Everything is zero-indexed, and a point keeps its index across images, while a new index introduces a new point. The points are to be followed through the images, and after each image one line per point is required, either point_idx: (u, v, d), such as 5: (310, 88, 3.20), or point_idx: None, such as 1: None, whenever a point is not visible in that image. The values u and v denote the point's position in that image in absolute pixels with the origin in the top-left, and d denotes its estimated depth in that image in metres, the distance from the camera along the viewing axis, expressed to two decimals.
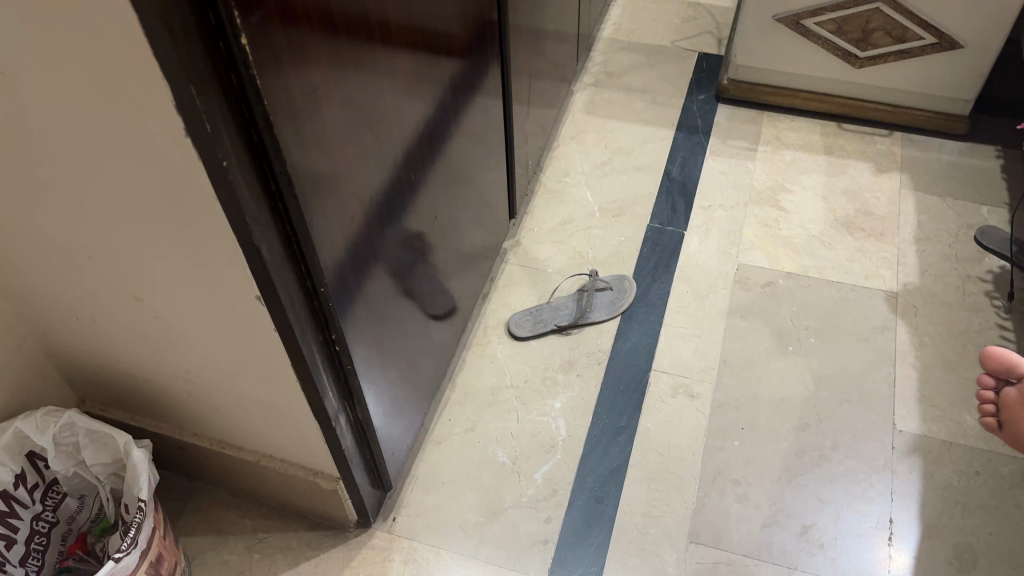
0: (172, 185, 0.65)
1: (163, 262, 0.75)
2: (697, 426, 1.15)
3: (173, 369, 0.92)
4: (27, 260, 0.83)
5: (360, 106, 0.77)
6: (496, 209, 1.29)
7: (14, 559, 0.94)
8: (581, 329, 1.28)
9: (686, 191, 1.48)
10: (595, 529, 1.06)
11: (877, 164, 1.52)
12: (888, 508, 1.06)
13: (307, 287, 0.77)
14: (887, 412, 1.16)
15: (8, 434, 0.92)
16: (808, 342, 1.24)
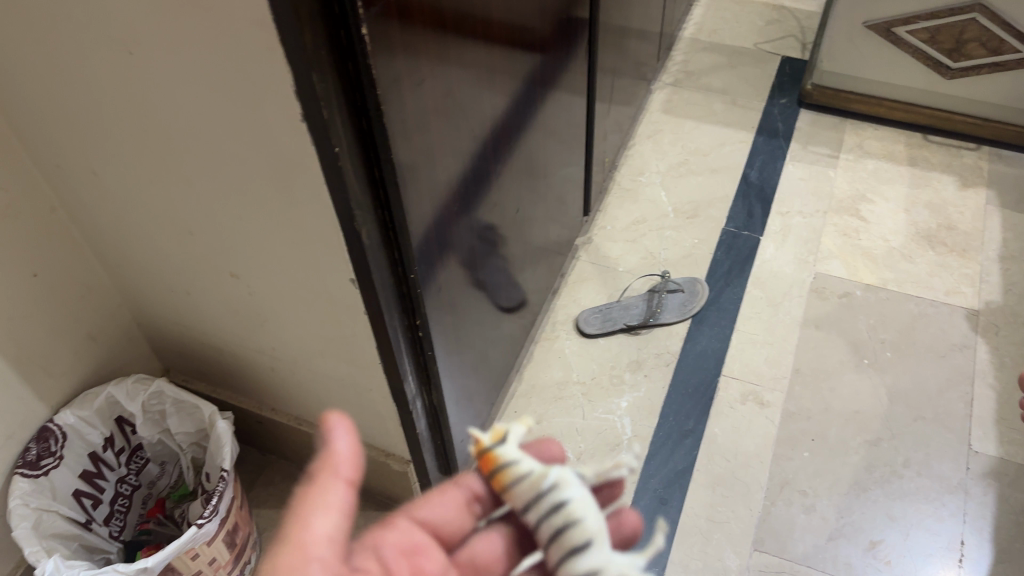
0: (282, 167, 0.67)
1: (265, 241, 0.78)
2: (766, 434, 1.14)
3: (260, 344, 0.96)
4: (132, 233, 0.86)
5: (458, 99, 0.78)
6: (572, 205, 1.30)
7: (100, 518, 0.98)
8: (651, 330, 1.28)
9: (764, 196, 1.47)
10: (657, 530, 1.06)
11: (961, 178, 1.48)
12: (960, 530, 1.04)
13: (398, 273, 0.78)
14: (963, 432, 1.14)
15: (101, 398, 0.95)
16: (883, 356, 1.23)
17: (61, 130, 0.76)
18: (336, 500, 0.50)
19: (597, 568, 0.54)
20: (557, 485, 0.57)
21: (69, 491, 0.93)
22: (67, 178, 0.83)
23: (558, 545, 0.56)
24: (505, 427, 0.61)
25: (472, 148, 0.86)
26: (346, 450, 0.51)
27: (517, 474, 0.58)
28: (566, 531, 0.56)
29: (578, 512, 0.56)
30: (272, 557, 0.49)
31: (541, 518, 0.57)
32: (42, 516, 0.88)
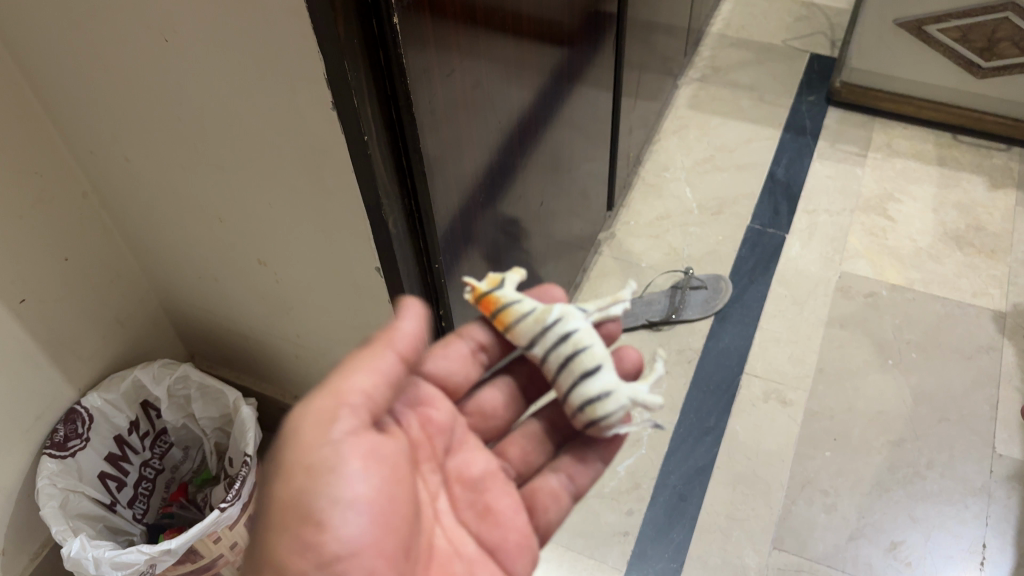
0: (312, 156, 0.68)
1: (292, 228, 0.78)
2: (788, 433, 1.14)
3: (286, 331, 0.97)
4: (161, 219, 0.87)
5: (487, 90, 0.78)
6: (596, 200, 1.30)
7: (124, 501, 0.99)
8: (674, 326, 1.27)
9: (791, 194, 1.46)
10: (676, 527, 1.06)
11: (991, 179, 1.47)
12: (982, 532, 1.04)
13: (423, 262, 0.79)
14: (988, 434, 1.13)
15: (128, 381, 0.96)
16: (908, 356, 1.21)
17: (94, 115, 0.77)
18: (388, 366, 0.52)
19: (608, 389, 0.58)
20: (561, 320, 0.60)
21: (95, 472, 0.95)
22: (100, 164, 0.84)
23: (565, 372, 0.59)
24: (502, 275, 0.63)
25: (499, 140, 0.86)
26: (406, 324, 0.53)
27: (519, 314, 0.61)
28: (572, 358, 0.59)
29: (585, 342, 0.59)
30: (314, 401, 0.50)
31: (546, 353, 0.60)
32: (69, 496, 0.90)
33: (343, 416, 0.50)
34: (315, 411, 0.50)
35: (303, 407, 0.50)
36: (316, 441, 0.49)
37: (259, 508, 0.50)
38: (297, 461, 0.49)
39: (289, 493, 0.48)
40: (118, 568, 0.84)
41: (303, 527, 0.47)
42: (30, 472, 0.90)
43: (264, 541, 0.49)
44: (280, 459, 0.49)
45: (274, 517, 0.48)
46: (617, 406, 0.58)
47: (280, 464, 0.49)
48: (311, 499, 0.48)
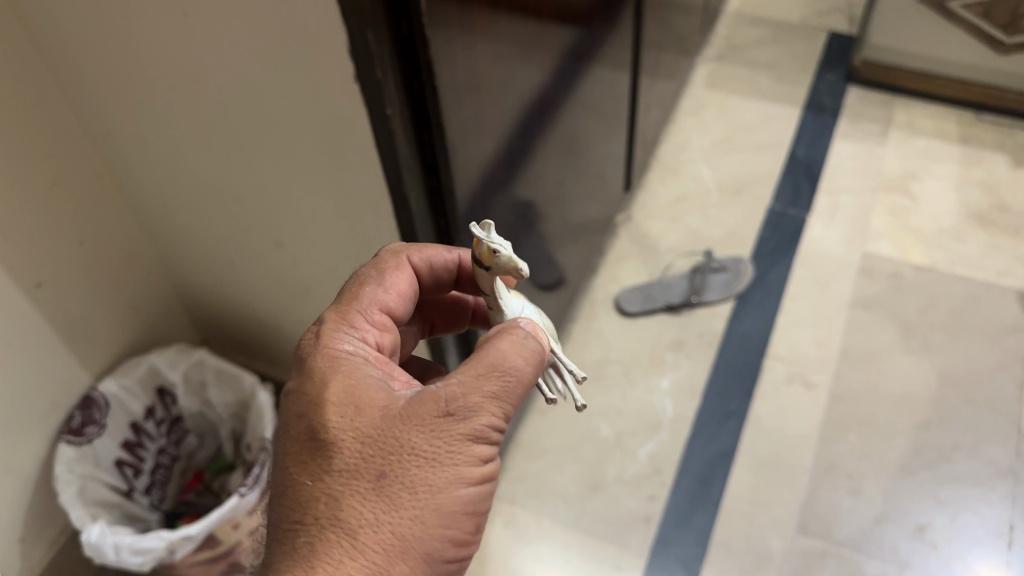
0: (333, 131, 0.66)
1: (311, 207, 0.76)
2: (812, 417, 1.12)
3: (301, 315, 0.96)
4: (176, 201, 0.86)
5: (507, 65, 0.76)
6: (613, 181, 1.28)
7: (141, 488, 0.98)
8: (693, 309, 1.25)
9: (811, 174, 1.44)
10: (699, 512, 1.04)
11: (1014, 157, 1.44)
12: (1009, 514, 1.02)
13: (444, 242, 0.77)
14: (1015, 415, 1.11)
15: (143, 367, 0.95)
16: (933, 337, 1.19)
17: (107, 92, 0.75)
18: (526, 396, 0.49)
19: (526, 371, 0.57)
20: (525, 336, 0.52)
21: (111, 459, 0.94)
22: (115, 143, 0.82)
23: None
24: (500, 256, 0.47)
25: (518, 120, 0.84)
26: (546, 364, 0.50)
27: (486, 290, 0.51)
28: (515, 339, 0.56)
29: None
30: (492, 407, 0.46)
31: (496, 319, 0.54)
32: (87, 484, 0.90)
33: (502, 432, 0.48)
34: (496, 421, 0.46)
35: (484, 413, 0.46)
36: (489, 452, 0.46)
37: (423, 487, 0.44)
38: (476, 471, 0.46)
39: (463, 500, 0.45)
40: (138, 554, 0.84)
41: (464, 531, 0.46)
42: (46, 460, 0.89)
43: (427, 524, 0.44)
44: (463, 457, 0.45)
45: (443, 508, 0.44)
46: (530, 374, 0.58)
47: (461, 461, 0.45)
48: (477, 509, 0.46)
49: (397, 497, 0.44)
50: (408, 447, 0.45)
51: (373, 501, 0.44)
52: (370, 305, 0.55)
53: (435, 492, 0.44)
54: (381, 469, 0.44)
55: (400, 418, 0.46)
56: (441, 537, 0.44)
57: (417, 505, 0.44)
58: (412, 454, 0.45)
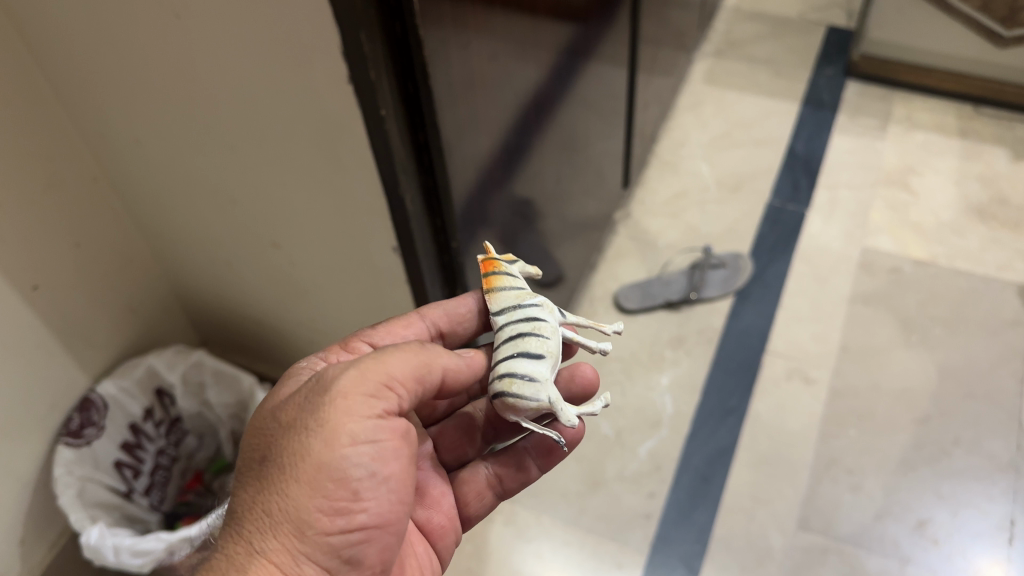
0: (328, 132, 0.66)
1: (307, 208, 0.76)
2: (812, 413, 1.12)
3: (299, 316, 0.96)
4: (172, 203, 0.86)
5: (502, 64, 0.75)
6: (611, 178, 1.27)
7: (140, 488, 0.98)
8: (693, 305, 1.25)
9: (810, 169, 1.43)
10: (699, 509, 1.04)
11: (1014, 151, 1.43)
12: (1010, 509, 1.02)
13: (440, 241, 0.76)
14: (1015, 409, 1.10)
15: (141, 368, 0.95)
16: (933, 332, 1.19)
17: (101, 94, 0.75)
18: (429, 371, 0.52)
19: (536, 374, 0.51)
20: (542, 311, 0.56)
21: (110, 461, 0.94)
22: (110, 146, 0.82)
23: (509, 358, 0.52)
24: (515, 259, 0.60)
25: (515, 118, 0.84)
26: (467, 364, 0.56)
27: (506, 285, 0.57)
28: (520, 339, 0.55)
29: (545, 328, 0.54)
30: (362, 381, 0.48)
31: (504, 326, 0.55)
32: (86, 485, 0.90)
33: (385, 403, 0.49)
34: (362, 384, 0.48)
35: (354, 382, 0.48)
36: (364, 422, 0.47)
37: (289, 461, 0.47)
38: (346, 435, 0.47)
39: (331, 469, 0.46)
40: (137, 556, 0.85)
41: (337, 503, 0.47)
42: (45, 462, 0.89)
43: (291, 497, 0.46)
44: (328, 427, 0.47)
45: (308, 478, 0.46)
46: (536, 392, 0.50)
47: (326, 428, 0.47)
48: (353, 479, 0.47)
49: (268, 477, 0.47)
50: (284, 426, 0.48)
51: (252, 487, 0.48)
52: (358, 340, 0.59)
53: (297, 463, 0.47)
54: (263, 457, 0.49)
55: (287, 406, 0.50)
56: (309, 507, 0.46)
57: (282, 480, 0.47)
58: (285, 436, 0.48)
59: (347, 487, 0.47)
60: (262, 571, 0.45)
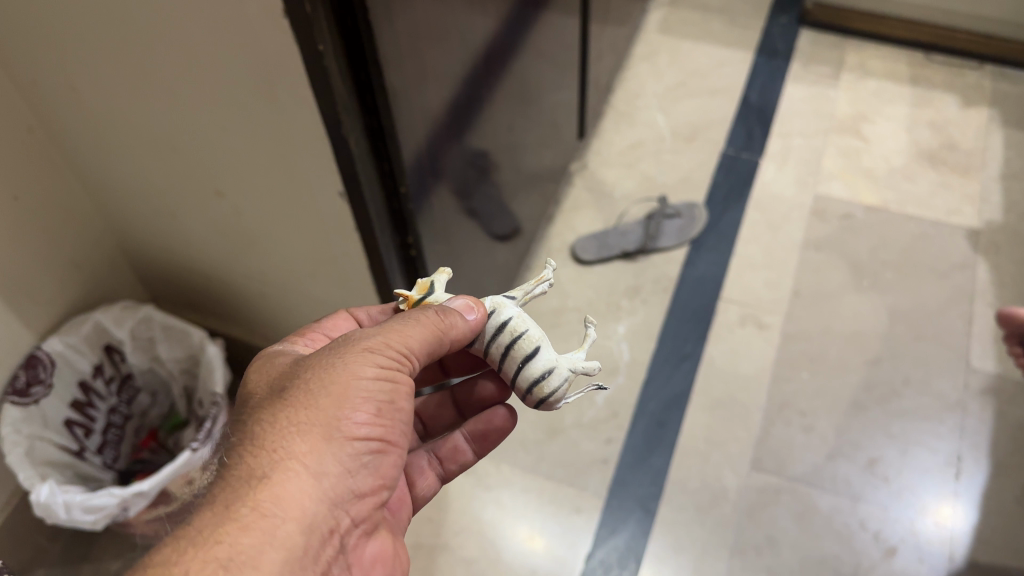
0: (265, 70, 0.64)
1: (249, 154, 0.75)
2: (765, 357, 1.13)
3: (248, 268, 0.95)
4: (113, 150, 0.83)
5: (449, 6, 0.73)
6: (566, 128, 1.27)
7: (92, 447, 0.97)
8: (648, 255, 1.25)
9: (764, 117, 1.44)
10: (656, 453, 1.05)
11: (964, 97, 1.45)
12: (958, 445, 1.05)
13: (388, 186, 0.76)
14: (963, 349, 1.13)
15: (88, 325, 0.93)
16: (884, 276, 1.21)
17: (28, 36, 0.72)
18: (442, 344, 0.51)
19: (550, 367, 0.53)
20: (494, 311, 0.54)
21: (60, 420, 0.92)
22: (43, 91, 0.79)
23: (525, 370, 0.53)
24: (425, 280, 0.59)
25: (466, 65, 0.82)
26: (473, 325, 0.52)
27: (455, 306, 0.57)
28: (510, 350, 0.53)
29: (522, 323, 0.53)
30: (390, 334, 0.50)
31: (487, 347, 0.54)
32: (35, 444, 0.88)
33: (404, 358, 0.50)
34: (390, 341, 0.50)
35: (381, 335, 0.50)
36: (385, 362, 0.49)
37: (317, 384, 0.48)
38: (371, 366, 0.48)
39: (360, 389, 0.48)
40: (90, 512, 0.84)
41: (363, 416, 0.48)
42: None
43: (322, 409, 0.47)
44: (356, 361, 0.48)
45: (337, 394, 0.47)
46: (561, 380, 0.53)
47: (354, 362, 0.48)
48: (378, 399, 0.48)
49: (292, 395, 0.48)
50: (307, 365, 0.49)
51: (270, 407, 0.48)
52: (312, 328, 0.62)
53: (326, 384, 0.47)
54: (287, 382, 0.49)
55: (304, 357, 0.51)
56: (338, 417, 0.47)
57: (310, 397, 0.47)
58: (312, 367, 0.49)
59: (369, 407, 0.48)
60: (288, 471, 0.45)
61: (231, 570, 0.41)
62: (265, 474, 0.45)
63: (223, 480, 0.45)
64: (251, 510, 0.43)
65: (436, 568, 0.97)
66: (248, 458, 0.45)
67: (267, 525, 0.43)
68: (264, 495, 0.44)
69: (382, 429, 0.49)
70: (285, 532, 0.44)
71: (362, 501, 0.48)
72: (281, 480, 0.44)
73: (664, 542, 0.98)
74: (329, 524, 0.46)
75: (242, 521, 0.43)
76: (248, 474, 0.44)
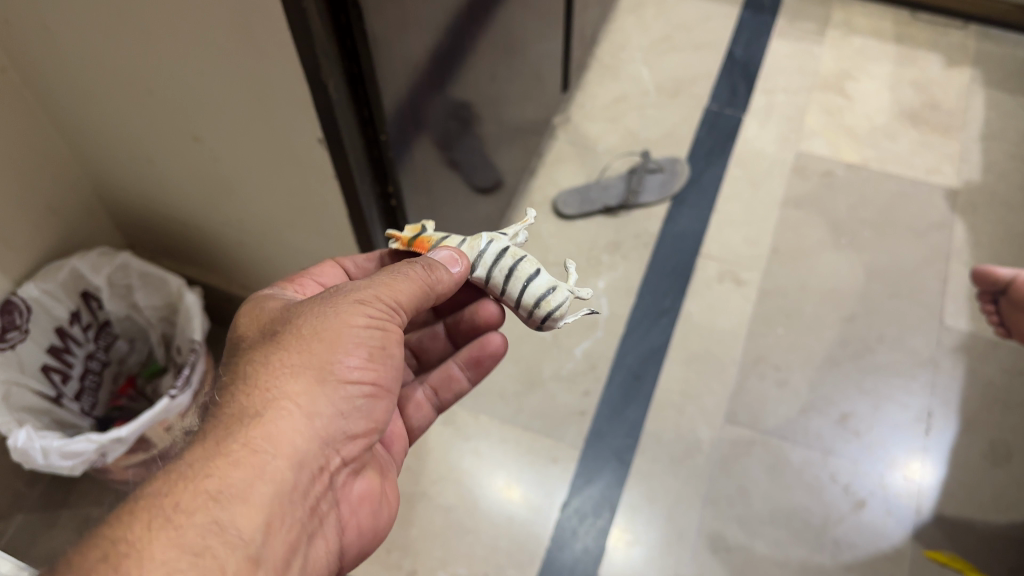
0: (240, 13, 0.62)
1: (227, 99, 0.74)
2: (742, 312, 1.14)
3: (226, 215, 0.94)
4: (87, 92, 0.82)
5: None
6: (550, 80, 1.25)
7: (70, 393, 0.97)
8: (629, 210, 1.25)
9: (749, 73, 1.43)
10: (632, 405, 1.07)
11: (948, 57, 1.45)
12: (928, 401, 1.07)
13: (368, 135, 0.75)
14: (937, 307, 1.15)
15: (65, 271, 0.93)
16: (862, 234, 1.22)
17: None
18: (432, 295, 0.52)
19: (553, 283, 0.54)
20: (490, 241, 0.55)
21: (37, 365, 0.92)
22: (15, 30, 0.77)
23: (528, 289, 0.54)
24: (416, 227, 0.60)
25: (450, 13, 0.81)
26: (458, 278, 0.53)
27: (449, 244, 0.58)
28: (511, 272, 0.54)
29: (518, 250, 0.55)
30: (383, 283, 0.51)
31: (488, 273, 0.55)
32: (11, 389, 0.87)
33: (394, 309, 0.51)
34: (382, 290, 0.50)
35: (373, 285, 0.51)
36: (377, 311, 0.50)
37: (309, 329, 0.48)
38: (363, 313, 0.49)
39: (352, 333, 0.48)
40: (68, 457, 0.84)
41: (355, 360, 0.48)
42: None
43: (314, 352, 0.47)
44: (348, 307, 0.49)
45: (330, 339, 0.48)
46: (564, 296, 0.54)
47: (347, 308, 0.49)
48: (370, 345, 0.49)
49: (285, 339, 0.48)
50: (299, 311, 0.50)
51: (264, 350, 0.48)
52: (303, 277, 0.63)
53: (319, 330, 0.48)
54: (281, 326, 0.49)
55: (295, 304, 0.51)
56: (330, 361, 0.48)
57: (303, 341, 0.48)
58: (304, 313, 0.49)
59: (361, 352, 0.49)
60: (279, 411, 0.46)
61: (221, 501, 0.42)
62: (256, 414, 0.45)
63: (215, 418, 0.46)
64: (243, 445, 0.44)
65: (415, 516, 0.99)
66: (240, 397, 0.46)
67: (258, 460, 0.44)
68: (256, 432, 0.45)
69: (373, 374, 0.50)
70: (276, 467, 0.44)
71: (353, 442, 0.50)
72: (274, 418, 0.45)
73: (638, 492, 1.00)
74: (319, 462, 0.47)
75: (234, 455, 0.43)
76: (240, 413, 0.45)
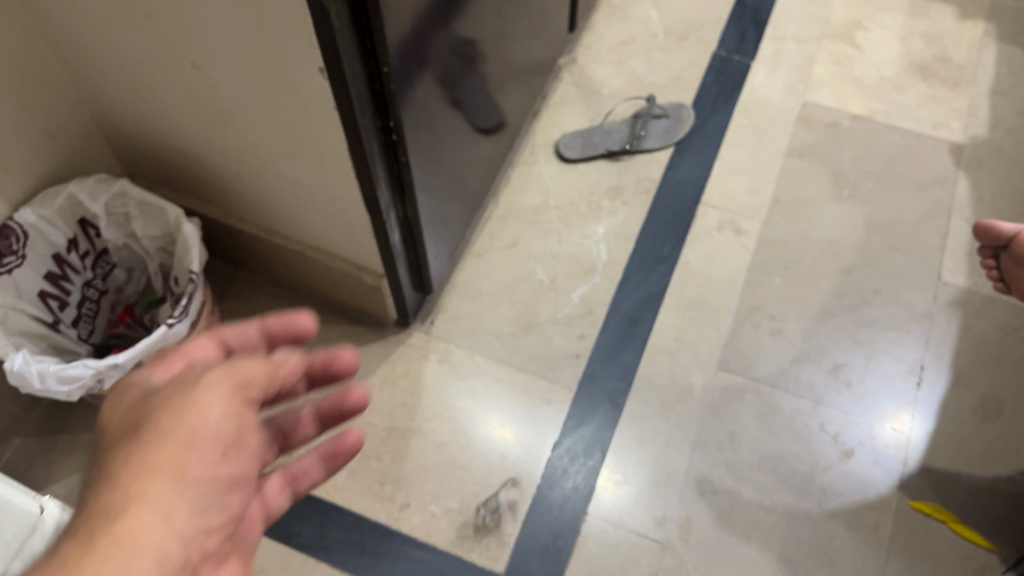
0: None
1: (225, 25, 0.73)
2: (740, 262, 1.14)
3: (224, 146, 0.93)
4: (84, 14, 0.80)
5: None
6: (556, 20, 1.23)
7: (68, 320, 0.97)
8: (632, 156, 1.24)
9: (759, 19, 1.41)
10: (626, 351, 1.08)
11: (962, 9, 1.42)
12: (921, 355, 1.07)
13: (370, 66, 0.74)
14: (935, 262, 1.15)
15: (62, 198, 0.92)
16: (864, 186, 1.21)
17: None
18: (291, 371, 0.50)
19: None
20: None
21: (34, 291, 0.92)
22: None
23: None
24: None
25: None
26: (308, 325, 0.56)
27: None
28: None
29: None
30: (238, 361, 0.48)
31: None
32: (8, 314, 0.88)
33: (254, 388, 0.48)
34: (241, 371, 0.47)
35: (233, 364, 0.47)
36: (236, 395, 0.46)
37: (165, 422, 0.44)
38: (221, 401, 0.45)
39: (210, 422, 0.45)
40: (64, 382, 0.84)
41: (213, 453, 0.45)
42: None
43: (171, 451, 0.43)
44: (208, 392, 0.45)
45: (188, 430, 0.44)
46: None
47: (204, 392, 0.45)
48: (227, 436, 0.46)
49: (139, 431, 0.44)
50: (154, 401, 0.45)
51: (119, 446, 0.43)
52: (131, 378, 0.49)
53: (176, 418, 0.44)
54: (130, 420, 0.45)
55: (147, 392, 0.47)
56: (187, 457, 0.44)
57: (159, 433, 0.43)
58: (158, 403, 0.45)
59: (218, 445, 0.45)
60: (140, 513, 0.41)
61: None
62: (114, 515, 0.40)
63: (71, 526, 0.40)
64: (104, 546, 0.39)
65: (409, 451, 1.00)
66: (96, 498, 0.41)
67: (123, 561, 0.39)
68: (113, 533, 0.40)
69: (230, 466, 0.46)
70: (141, 566, 0.40)
71: (209, 535, 0.45)
72: (138, 512, 0.41)
73: (629, 435, 1.02)
74: (180, 564, 0.43)
75: (99, 553, 0.39)
76: (95, 515, 0.40)
